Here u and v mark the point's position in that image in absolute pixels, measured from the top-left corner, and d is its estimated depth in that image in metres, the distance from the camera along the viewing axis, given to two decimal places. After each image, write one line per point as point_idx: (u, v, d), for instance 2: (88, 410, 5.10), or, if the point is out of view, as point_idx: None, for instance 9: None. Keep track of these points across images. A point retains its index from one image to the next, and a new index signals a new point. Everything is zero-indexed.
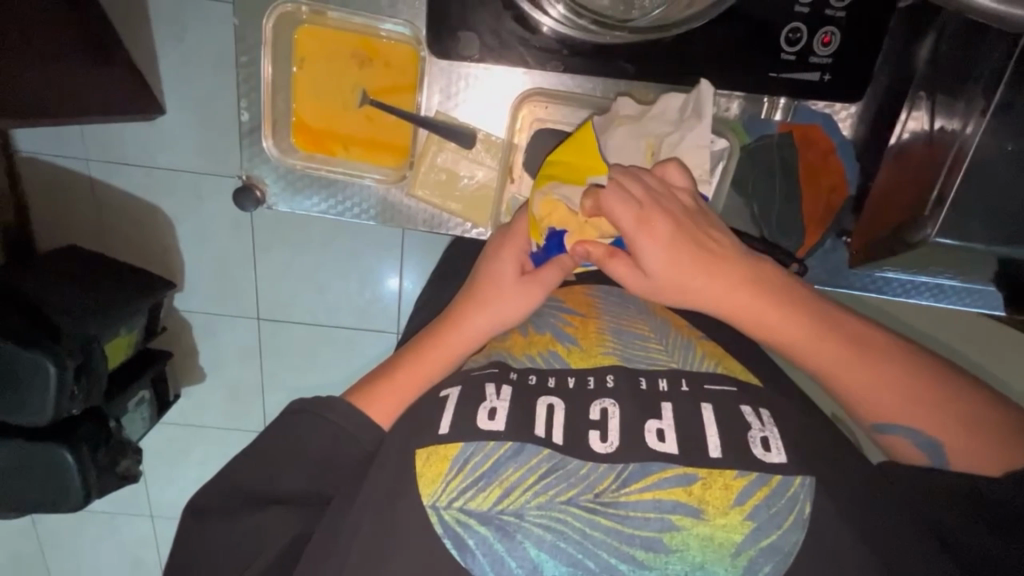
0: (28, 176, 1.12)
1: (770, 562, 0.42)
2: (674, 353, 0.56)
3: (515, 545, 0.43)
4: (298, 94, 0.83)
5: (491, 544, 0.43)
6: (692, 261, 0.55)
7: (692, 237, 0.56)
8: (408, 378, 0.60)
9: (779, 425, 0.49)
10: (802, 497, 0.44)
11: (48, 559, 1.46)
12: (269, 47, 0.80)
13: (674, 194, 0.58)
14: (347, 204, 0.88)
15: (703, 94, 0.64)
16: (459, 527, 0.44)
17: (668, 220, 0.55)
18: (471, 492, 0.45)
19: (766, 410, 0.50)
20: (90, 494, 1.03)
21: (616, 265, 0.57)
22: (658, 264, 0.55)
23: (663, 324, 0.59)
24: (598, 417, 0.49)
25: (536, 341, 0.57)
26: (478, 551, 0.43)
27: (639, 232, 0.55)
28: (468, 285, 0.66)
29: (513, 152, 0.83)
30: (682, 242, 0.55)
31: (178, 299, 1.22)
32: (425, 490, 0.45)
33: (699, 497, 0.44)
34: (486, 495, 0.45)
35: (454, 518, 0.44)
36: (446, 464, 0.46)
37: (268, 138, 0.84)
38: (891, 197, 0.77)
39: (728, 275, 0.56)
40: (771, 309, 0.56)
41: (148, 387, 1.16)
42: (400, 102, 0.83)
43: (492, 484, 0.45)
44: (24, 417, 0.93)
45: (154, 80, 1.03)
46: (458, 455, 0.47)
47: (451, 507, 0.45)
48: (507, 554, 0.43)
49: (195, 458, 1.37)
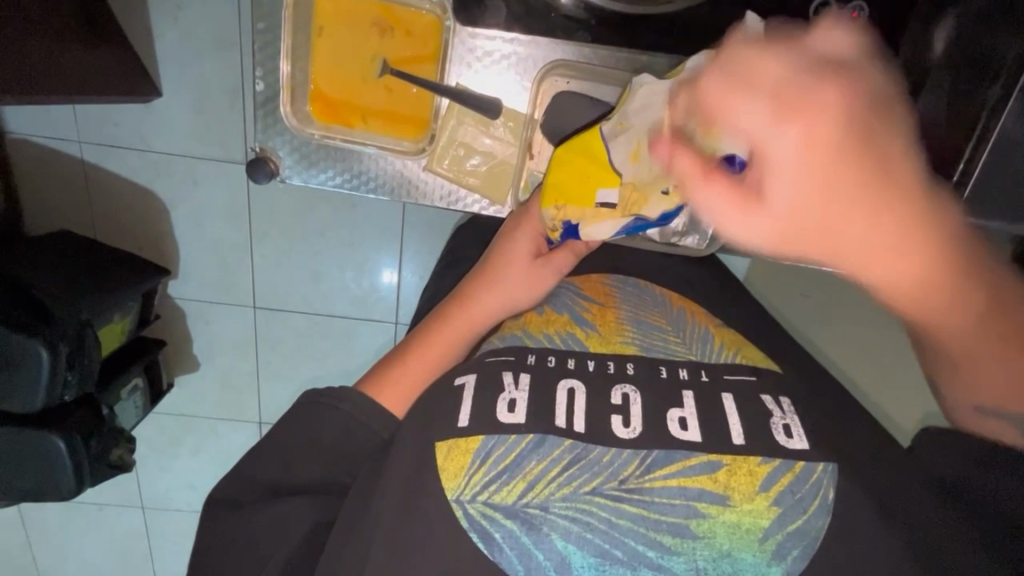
0: (18, 158, 1.09)
1: (798, 547, 0.42)
2: (691, 344, 0.56)
3: (542, 537, 0.42)
4: (317, 63, 0.81)
5: (517, 537, 0.42)
6: (844, 179, 0.39)
7: (854, 143, 0.39)
8: (425, 358, 0.61)
9: (800, 415, 0.49)
10: (827, 480, 0.44)
11: (36, 552, 1.44)
12: (290, 12, 0.78)
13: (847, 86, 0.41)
14: (363, 179, 0.87)
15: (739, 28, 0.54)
16: (485, 520, 0.43)
17: (820, 116, 0.39)
18: (496, 485, 0.44)
19: (786, 400, 0.50)
20: (83, 481, 1.01)
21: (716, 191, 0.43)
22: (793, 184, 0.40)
23: (679, 317, 0.60)
24: (620, 402, 0.49)
25: (553, 321, 0.58)
26: (505, 545, 0.42)
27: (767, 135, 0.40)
28: (482, 265, 0.66)
29: (534, 128, 0.82)
30: (837, 145, 0.39)
31: (172, 287, 1.20)
32: (449, 484, 0.45)
33: (724, 484, 0.44)
34: (511, 488, 0.44)
35: (479, 512, 0.43)
36: (468, 457, 0.45)
37: (286, 106, 0.83)
38: None
39: (875, 187, 0.39)
40: (947, 260, 0.42)
41: (141, 374, 1.14)
42: (422, 72, 0.82)
43: (515, 477, 0.44)
44: (15, 403, 0.91)
45: (151, 61, 1.01)
46: (480, 448, 0.46)
47: (476, 501, 0.44)
48: (534, 547, 0.42)
49: (188, 450, 1.35)
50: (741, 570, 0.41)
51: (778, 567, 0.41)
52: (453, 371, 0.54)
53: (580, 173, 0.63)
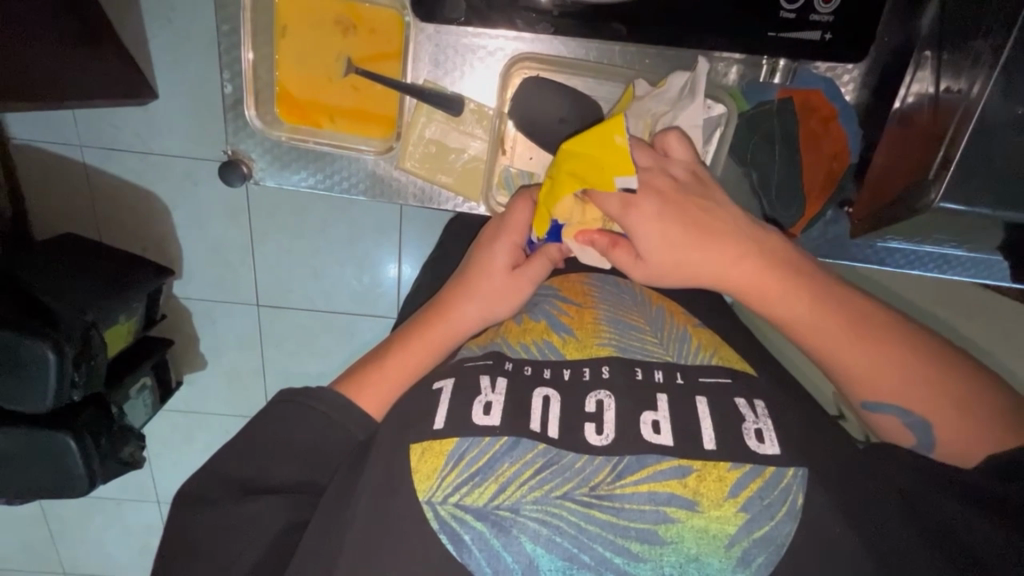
0: (23, 162, 1.11)
1: (764, 553, 0.42)
2: (669, 345, 0.55)
3: (511, 540, 0.42)
4: (282, 63, 0.82)
5: (486, 539, 0.42)
6: (681, 230, 0.56)
7: (680, 204, 0.56)
8: (398, 368, 0.61)
9: (773, 417, 0.48)
10: (796, 487, 0.44)
11: (58, 544, 1.48)
12: (250, 14, 0.79)
13: (666, 167, 0.59)
14: (337, 178, 0.87)
15: (698, 73, 0.68)
16: (454, 522, 0.43)
17: (653, 191, 0.56)
18: (467, 487, 0.44)
19: (761, 402, 0.50)
20: (94, 479, 1.04)
21: (619, 253, 0.58)
22: (649, 238, 0.56)
23: (657, 317, 0.58)
24: (594, 409, 0.48)
25: (530, 330, 0.57)
26: (474, 547, 0.42)
27: (628, 215, 0.56)
28: (461, 273, 0.66)
29: (504, 122, 0.81)
30: (670, 208, 0.56)
31: (176, 286, 1.21)
32: (422, 486, 0.45)
33: (694, 489, 0.44)
34: (482, 490, 0.44)
35: (449, 514, 0.43)
36: (442, 459, 0.46)
37: (251, 109, 0.83)
38: (886, 176, 0.77)
39: (698, 233, 0.55)
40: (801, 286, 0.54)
41: (150, 374, 1.16)
42: (386, 70, 0.81)
43: (487, 479, 0.44)
44: (24, 405, 0.93)
45: (144, 63, 1.01)
46: (453, 450, 0.46)
47: (447, 503, 0.44)
48: (503, 549, 0.42)
49: (199, 446, 1.38)
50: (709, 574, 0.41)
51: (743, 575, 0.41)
52: (433, 375, 0.54)
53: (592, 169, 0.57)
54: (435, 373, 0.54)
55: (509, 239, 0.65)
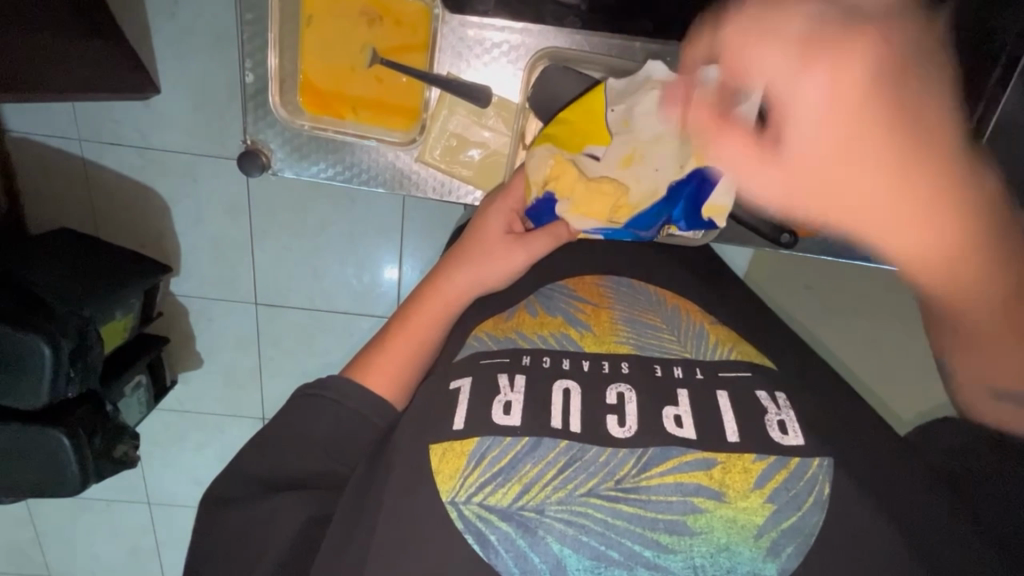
0: (19, 156, 1.09)
1: (793, 543, 0.42)
2: (686, 341, 0.55)
3: (538, 540, 0.42)
4: (305, 53, 0.82)
5: (513, 540, 0.42)
6: (874, 136, 0.35)
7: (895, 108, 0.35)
8: (402, 341, 0.62)
9: (796, 408, 0.49)
10: (822, 476, 0.44)
11: (45, 546, 1.45)
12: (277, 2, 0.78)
13: (888, 35, 0.35)
14: (356, 170, 0.87)
15: None
16: (480, 522, 0.43)
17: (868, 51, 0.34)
18: (491, 486, 0.44)
19: (782, 394, 0.50)
20: (87, 478, 1.02)
21: (729, 142, 0.42)
22: (818, 140, 0.36)
23: (674, 314, 0.59)
24: (615, 402, 0.49)
25: (547, 323, 0.56)
26: (501, 547, 0.42)
27: (795, 90, 0.36)
28: (459, 242, 0.66)
29: (525, 118, 0.82)
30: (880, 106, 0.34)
31: (174, 283, 1.20)
32: (444, 487, 0.45)
33: (719, 481, 0.43)
34: (506, 490, 0.44)
35: (474, 514, 0.43)
36: (463, 459, 0.45)
37: (274, 98, 0.83)
38: None
39: (930, 162, 0.35)
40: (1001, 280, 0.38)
41: (144, 372, 1.14)
42: (411, 60, 0.82)
43: (511, 480, 0.44)
44: (18, 400, 0.91)
45: (149, 56, 1.00)
46: (475, 450, 0.46)
47: (471, 503, 0.44)
48: (530, 550, 0.42)
49: (193, 446, 1.36)
50: (739, 564, 0.41)
51: (773, 565, 0.41)
52: (448, 373, 0.53)
53: (573, 135, 0.65)
54: (449, 371, 0.54)
55: (508, 207, 0.67)
